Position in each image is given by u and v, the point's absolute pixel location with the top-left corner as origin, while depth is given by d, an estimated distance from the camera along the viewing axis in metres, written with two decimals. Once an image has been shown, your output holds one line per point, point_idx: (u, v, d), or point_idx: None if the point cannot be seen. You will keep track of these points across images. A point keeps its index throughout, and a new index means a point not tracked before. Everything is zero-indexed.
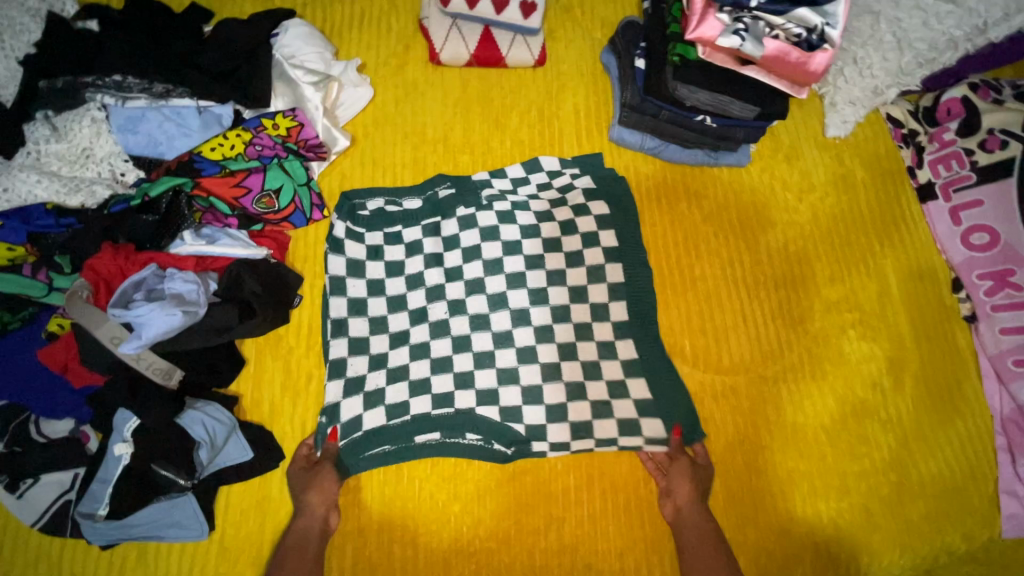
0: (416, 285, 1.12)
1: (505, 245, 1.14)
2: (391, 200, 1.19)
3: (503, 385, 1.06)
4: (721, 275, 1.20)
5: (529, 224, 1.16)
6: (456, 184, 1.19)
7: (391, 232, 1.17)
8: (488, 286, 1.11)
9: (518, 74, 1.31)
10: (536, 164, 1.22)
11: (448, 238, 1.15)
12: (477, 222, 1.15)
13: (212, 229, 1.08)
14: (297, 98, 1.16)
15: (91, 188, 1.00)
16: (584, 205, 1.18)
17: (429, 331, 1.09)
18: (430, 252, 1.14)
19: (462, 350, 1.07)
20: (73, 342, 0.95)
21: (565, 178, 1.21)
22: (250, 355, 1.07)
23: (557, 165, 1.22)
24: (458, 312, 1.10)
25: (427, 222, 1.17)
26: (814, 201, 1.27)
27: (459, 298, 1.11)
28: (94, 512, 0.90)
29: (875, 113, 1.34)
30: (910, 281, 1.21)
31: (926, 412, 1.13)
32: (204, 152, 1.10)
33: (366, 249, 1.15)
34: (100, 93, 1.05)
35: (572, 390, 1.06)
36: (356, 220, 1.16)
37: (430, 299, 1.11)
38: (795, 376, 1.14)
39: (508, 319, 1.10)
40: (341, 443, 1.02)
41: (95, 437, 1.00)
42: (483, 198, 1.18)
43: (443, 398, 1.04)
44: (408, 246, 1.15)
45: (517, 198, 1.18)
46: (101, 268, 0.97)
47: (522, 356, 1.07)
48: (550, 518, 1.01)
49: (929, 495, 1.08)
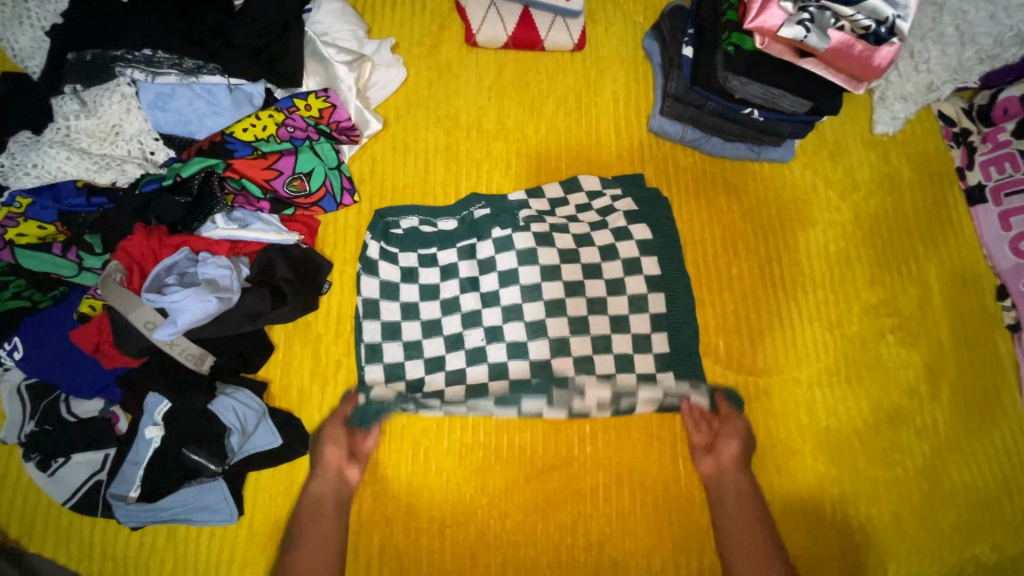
0: (451, 310, 1.08)
1: (543, 270, 1.09)
2: (426, 220, 1.14)
3: (537, 377, 1.04)
4: (759, 274, 1.16)
5: (568, 248, 1.11)
6: (491, 204, 1.14)
7: (425, 254, 1.12)
8: (525, 313, 1.07)
9: (557, 59, 1.28)
10: (575, 184, 1.17)
11: (484, 260, 1.10)
12: (514, 244, 1.10)
13: (244, 212, 1.05)
14: (330, 79, 1.14)
15: (121, 167, 0.97)
16: (625, 228, 1.13)
17: (464, 359, 1.06)
18: (466, 277, 1.10)
19: (496, 341, 1.06)
20: (106, 325, 0.93)
21: (606, 200, 1.16)
22: (279, 341, 1.06)
23: (598, 185, 1.17)
24: (494, 340, 1.06)
25: (462, 244, 1.12)
26: (857, 200, 1.22)
27: (495, 325, 1.07)
28: (127, 494, 0.92)
29: (925, 110, 1.29)
30: (952, 287, 1.18)
31: (961, 421, 1.11)
32: (235, 133, 1.06)
33: (400, 271, 1.11)
34: (130, 68, 1.01)
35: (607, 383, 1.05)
36: (390, 239, 1.12)
37: (466, 325, 1.07)
38: (830, 380, 1.12)
39: (547, 349, 1.06)
40: (362, 397, 1.03)
41: (124, 418, 1.00)
42: (520, 219, 1.12)
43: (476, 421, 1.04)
44: (443, 269, 1.11)
45: (556, 221, 1.13)
46: (134, 251, 0.95)
47: (554, 380, 1.04)
48: (579, 515, 1.01)
49: (961, 505, 1.06)
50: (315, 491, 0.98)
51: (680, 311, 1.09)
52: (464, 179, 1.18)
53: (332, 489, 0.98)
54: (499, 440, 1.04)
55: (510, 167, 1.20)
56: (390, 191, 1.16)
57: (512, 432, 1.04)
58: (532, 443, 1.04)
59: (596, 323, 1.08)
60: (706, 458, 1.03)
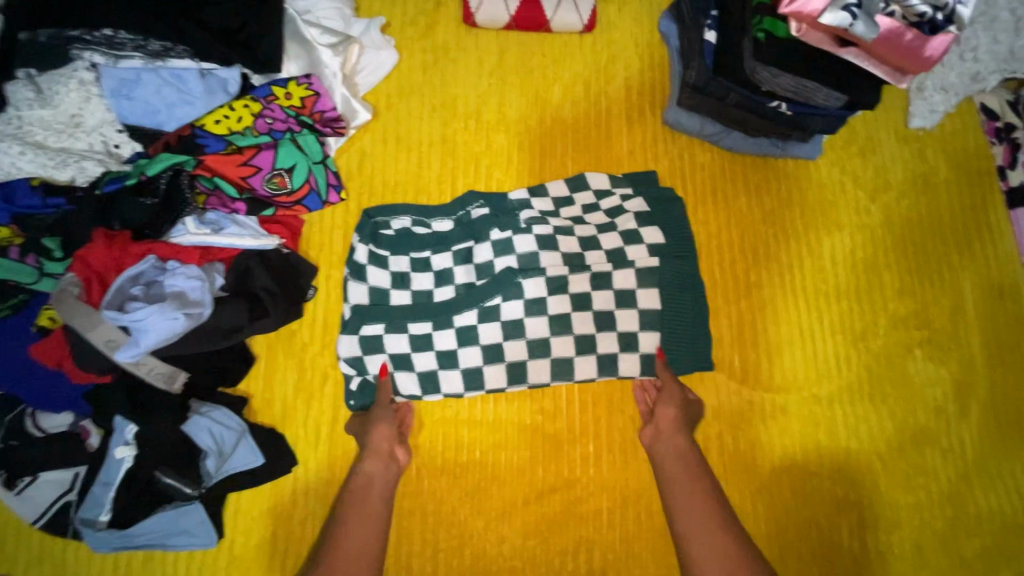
0: (443, 325, 0.98)
1: (547, 280, 0.99)
2: (419, 220, 1.05)
3: (530, 316, 0.98)
4: (780, 283, 1.08)
5: (574, 252, 1.02)
6: (490, 203, 1.05)
7: (419, 258, 1.03)
8: (528, 329, 0.98)
9: (564, 42, 1.17)
10: (582, 181, 1.08)
11: (481, 264, 1.01)
12: (514, 247, 1.00)
13: (217, 215, 0.96)
14: (312, 63, 1.03)
15: (80, 164, 0.87)
16: (635, 231, 1.03)
17: (461, 380, 0.98)
18: (462, 283, 1.01)
19: (490, 320, 0.98)
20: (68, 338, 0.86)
21: (615, 199, 1.07)
22: (261, 352, 0.99)
23: (607, 183, 1.08)
24: (493, 360, 0.98)
25: (458, 248, 1.03)
26: (888, 202, 1.13)
27: (494, 342, 0.98)
28: (98, 519, 0.86)
29: (966, 104, 1.18)
30: (987, 297, 1.09)
31: (991, 443, 1.03)
32: (207, 124, 0.98)
33: (391, 276, 1.02)
34: (89, 51, 0.89)
35: (604, 363, 0.98)
36: (379, 241, 1.03)
37: (461, 343, 0.98)
38: (852, 398, 1.03)
39: (546, 326, 0.98)
40: (346, 313, 0.99)
41: (96, 433, 0.92)
42: (521, 220, 1.02)
43: (471, 371, 0.98)
44: (438, 274, 1.02)
45: (560, 222, 1.03)
46: (93, 261, 0.87)
47: (533, 350, 0.98)
48: (579, 540, 0.94)
49: (986, 532, 0.99)
50: (366, 471, 0.90)
51: (695, 324, 1.01)
52: (461, 175, 1.09)
53: (381, 470, 0.91)
54: (495, 459, 0.97)
55: (511, 163, 1.10)
56: (379, 191, 1.07)
57: (509, 450, 0.98)
58: (530, 463, 0.97)
59: (604, 340, 0.99)
60: (647, 426, 0.96)
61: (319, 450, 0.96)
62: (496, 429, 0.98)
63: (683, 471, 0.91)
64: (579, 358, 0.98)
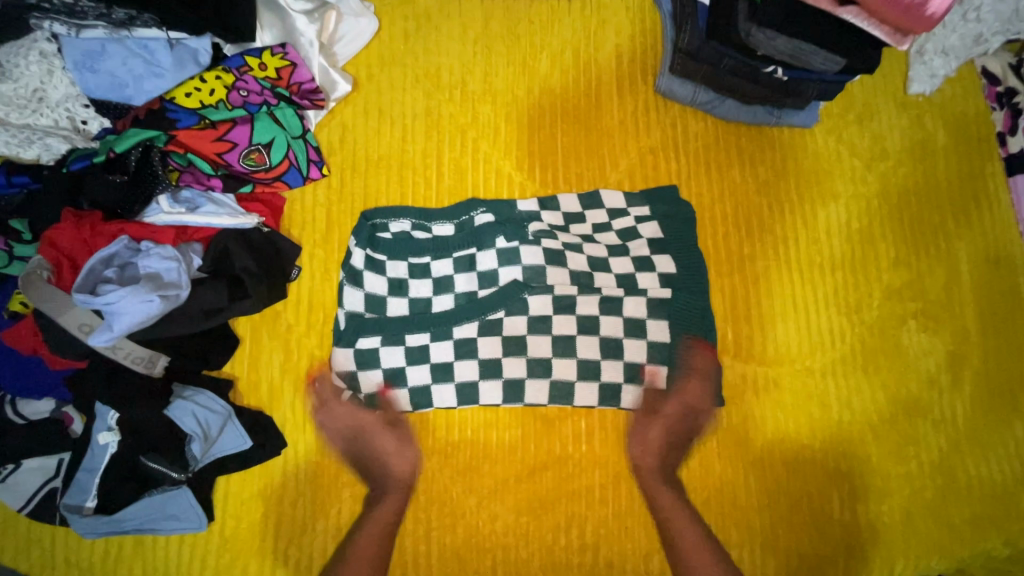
0: (441, 336, 0.96)
1: (554, 298, 0.98)
2: (418, 224, 1.01)
3: (533, 334, 0.97)
4: (774, 255, 1.06)
5: (582, 270, 1.00)
6: (496, 210, 1.01)
7: (417, 263, 1.00)
8: (529, 347, 0.97)
9: (552, 7, 1.13)
10: (596, 199, 1.04)
11: (485, 272, 0.99)
12: (520, 258, 0.98)
13: (192, 192, 0.94)
14: (287, 31, 0.99)
15: (44, 141, 0.85)
16: (648, 258, 1.01)
17: (454, 394, 0.96)
18: (463, 291, 0.99)
19: (491, 334, 0.97)
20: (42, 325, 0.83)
21: (629, 220, 1.03)
22: (245, 333, 0.97)
23: (623, 202, 1.04)
24: (490, 375, 0.96)
25: (459, 254, 1.00)
26: (884, 170, 1.10)
27: (493, 358, 0.96)
28: (83, 505, 0.85)
29: (967, 67, 1.15)
30: (983, 267, 1.07)
31: (983, 412, 1.03)
32: (177, 98, 0.92)
33: (388, 282, 0.98)
34: (49, 20, 0.82)
35: (606, 393, 0.97)
36: (376, 245, 0.99)
37: (458, 355, 0.96)
38: (846, 369, 1.03)
39: (548, 345, 0.97)
40: (339, 313, 0.96)
41: (79, 419, 0.90)
42: (529, 232, 0.99)
43: (467, 387, 0.96)
44: (437, 281, 0.99)
45: (569, 239, 1.01)
46: (62, 241, 0.83)
47: (534, 368, 0.96)
48: (572, 516, 0.94)
49: (975, 499, 1.00)
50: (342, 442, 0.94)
51: (686, 297, 1.00)
52: (447, 149, 1.05)
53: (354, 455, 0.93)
54: (487, 437, 0.96)
55: (499, 135, 1.06)
56: (363, 165, 1.04)
57: (501, 428, 0.97)
58: (522, 441, 0.96)
59: (609, 367, 0.97)
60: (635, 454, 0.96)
61: (307, 432, 0.94)
62: (487, 407, 0.97)
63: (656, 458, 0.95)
64: (581, 382, 0.97)
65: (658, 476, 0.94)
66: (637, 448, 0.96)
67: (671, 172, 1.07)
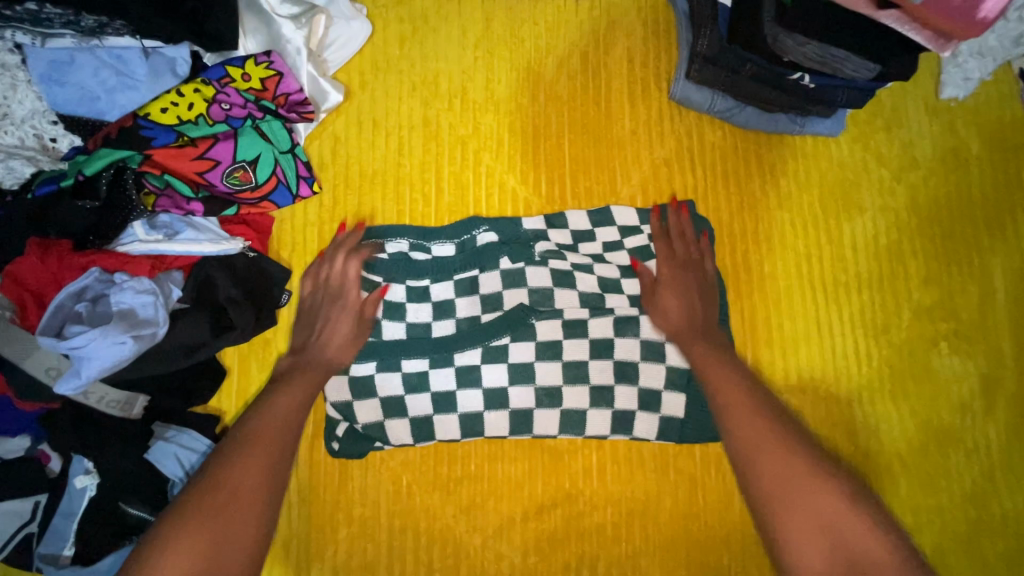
0: (442, 363, 0.89)
1: (564, 322, 0.90)
2: (417, 244, 0.94)
3: (542, 360, 0.89)
4: (797, 274, 0.99)
5: (592, 291, 0.92)
6: (499, 229, 0.95)
7: (416, 286, 0.93)
8: (538, 375, 0.89)
9: (558, 7, 1.05)
10: (607, 216, 0.97)
11: (488, 295, 0.92)
12: (526, 280, 0.92)
13: (171, 217, 0.87)
14: (272, 38, 0.92)
15: (6, 163, 0.76)
16: None
17: (458, 426, 0.89)
18: (465, 315, 0.92)
19: (496, 361, 0.89)
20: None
21: (643, 238, 0.96)
22: (232, 365, 0.90)
23: (635, 219, 0.97)
24: (494, 405, 0.89)
25: (460, 276, 0.93)
26: (914, 181, 1.03)
27: (498, 386, 0.89)
28: (60, 554, 0.78)
29: (1004, 70, 1.07)
30: (1020, 285, 1.00)
31: (1020, 441, 0.96)
32: (152, 114, 0.85)
33: (384, 306, 0.92)
34: (9, 28, 0.74)
35: (617, 421, 0.90)
36: (371, 265, 0.92)
37: (461, 383, 0.89)
38: (873, 395, 0.96)
39: (559, 372, 0.90)
40: None
41: (56, 457, 0.82)
42: (537, 252, 0.93)
43: (469, 417, 0.89)
44: (437, 306, 0.92)
45: (579, 259, 0.94)
46: (28, 278, 0.78)
47: (542, 397, 0.89)
48: (583, 556, 0.88)
49: (1011, 534, 0.94)
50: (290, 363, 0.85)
51: None
52: (446, 162, 0.98)
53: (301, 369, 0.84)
54: (492, 472, 0.90)
55: (502, 146, 0.99)
56: (356, 181, 0.97)
57: (507, 462, 0.91)
58: (529, 477, 0.90)
59: (622, 394, 0.90)
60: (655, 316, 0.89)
61: (300, 468, 0.90)
62: (493, 441, 0.91)
63: (684, 322, 0.87)
64: (593, 410, 0.89)
65: (696, 334, 0.86)
66: (661, 314, 0.88)
67: (687, 186, 1.00)
